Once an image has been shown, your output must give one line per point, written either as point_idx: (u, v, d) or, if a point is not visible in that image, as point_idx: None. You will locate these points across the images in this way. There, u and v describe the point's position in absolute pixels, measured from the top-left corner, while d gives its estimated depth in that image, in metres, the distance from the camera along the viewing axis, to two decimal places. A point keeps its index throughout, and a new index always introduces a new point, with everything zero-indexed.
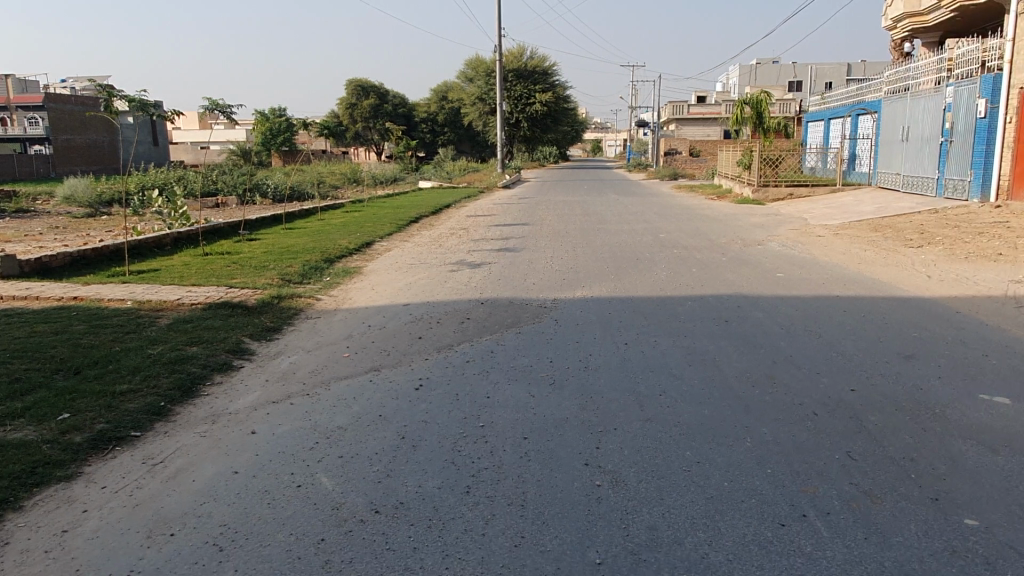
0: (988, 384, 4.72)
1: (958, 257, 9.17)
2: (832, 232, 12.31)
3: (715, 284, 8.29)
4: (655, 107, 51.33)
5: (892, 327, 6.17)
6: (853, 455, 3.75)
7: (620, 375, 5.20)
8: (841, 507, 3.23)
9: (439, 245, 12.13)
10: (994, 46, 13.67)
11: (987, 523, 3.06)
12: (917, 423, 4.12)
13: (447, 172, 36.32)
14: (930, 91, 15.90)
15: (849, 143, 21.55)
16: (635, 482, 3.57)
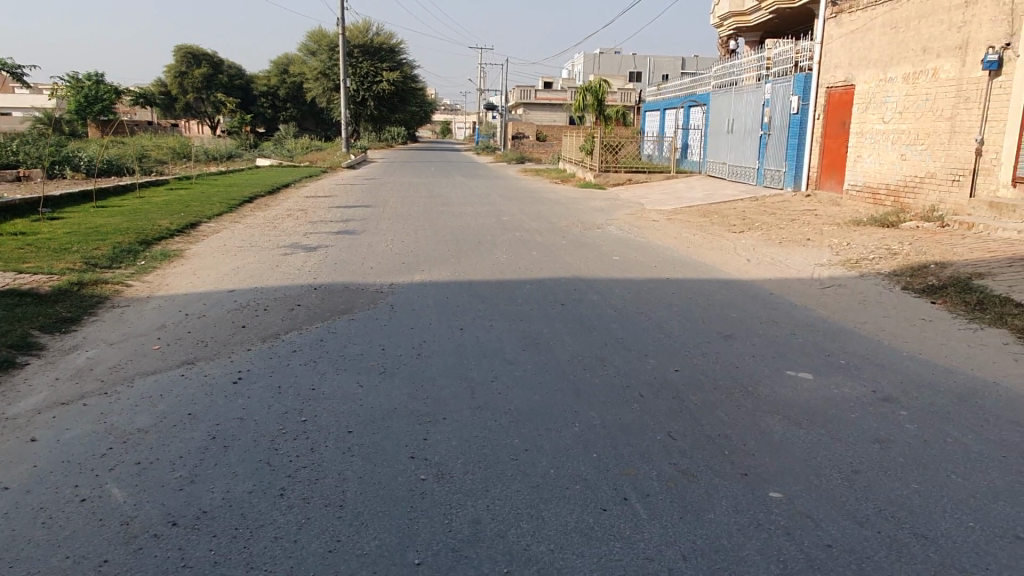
0: (795, 361, 5.05)
1: (773, 242, 9.91)
2: (665, 216, 12.92)
3: (553, 267, 8.39)
4: (503, 91, 51.68)
5: (714, 308, 6.50)
6: (673, 435, 3.86)
7: (453, 362, 5.09)
8: (660, 488, 3.30)
9: (273, 226, 11.45)
10: (805, 48, 14.83)
11: (789, 495, 3.24)
12: (732, 401, 4.33)
13: (288, 149, 34.68)
14: (752, 86, 17.04)
15: (681, 133, 22.76)
16: (461, 474, 3.47)
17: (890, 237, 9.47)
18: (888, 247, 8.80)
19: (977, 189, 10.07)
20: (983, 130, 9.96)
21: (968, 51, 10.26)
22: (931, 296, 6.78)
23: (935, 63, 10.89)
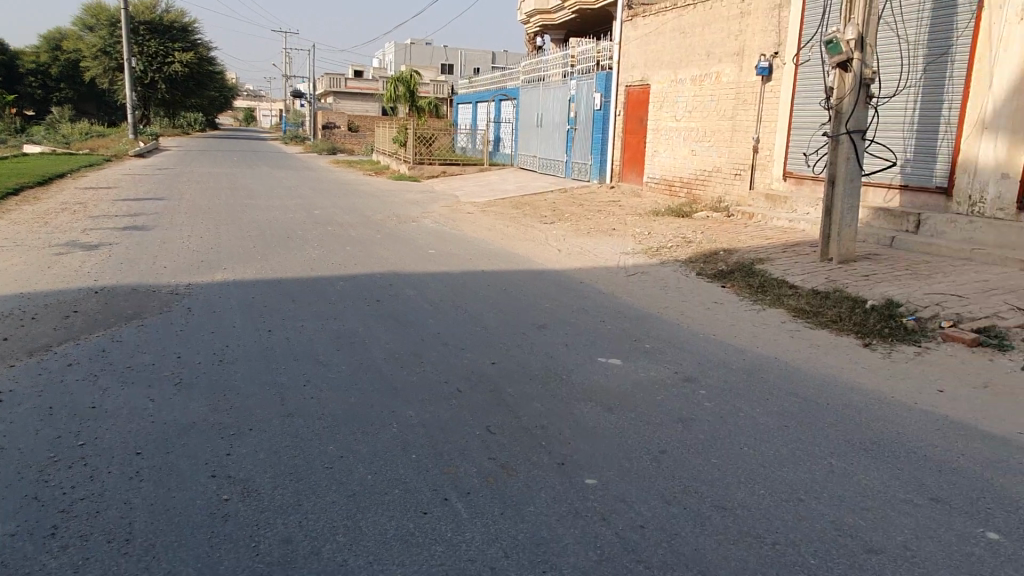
0: (605, 348, 5.27)
1: (582, 232, 10.34)
2: (480, 208, 13.06)
3: (368, 261, 8.14)
4: (311, 79, 49.69)
5: (528, 298, 6.63)
6: (492, 429, 3.85)
7: (259, 367, 4.74)
8: (480, 485, 3.26)
9: (44, 222, 10.09)
10: (605, 47, 15.63)
11: (603, 480, 3.34)
12: (548, 391, 4.41)
13: (63, 136, 30.89)
14: (558, 83, 17.69)
15: (493, 126, 23.16)
16: (269, 490, 3.21)
17: (685, 227, 10.24)
18: (683, 236, 9.50)
19: (755, 182, 11.17)
20: (758, 130, 11.04)
21: (744, 58, 11.32)
22: (721, 281, 7.40)
23: (718, 67, 11.92)
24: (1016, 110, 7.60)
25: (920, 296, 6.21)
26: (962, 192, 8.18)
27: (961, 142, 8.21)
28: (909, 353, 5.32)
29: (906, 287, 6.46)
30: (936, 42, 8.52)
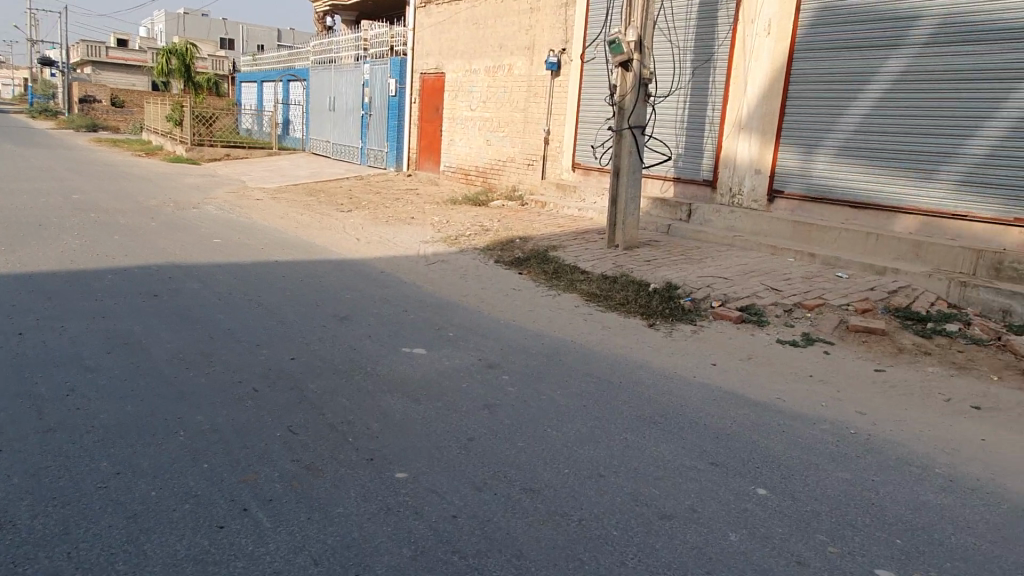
0: (409, 338, 5.20)
1: (380, 220, 10.14)
2: (269, 195, 12.35)
3: (142, 252, 7.34)
4: (63, 46, 43.86)
5: (327, 289, 6.37)
6: (293, 429, 3.63)
7: (9, 376, 4.07)
8: (283, 490, 3.06)
9: None
10: (398, 33, 15.43)
11: (414, 473, 3.28)
12: (352, 384, 4.25)
13: None
14: (350, 66, 17.17)
15: (281, 107, 21.97)
16: (27, 520, 2.76)
17: (482, 215, 10.42)
18: (481, 224, 9.67)
19: (546, 172, 11.65)
20: (548, 123, 11.52)
21: (534, 52, 11.73)
22: (519, 268, 7.62)
23: (510, 60, 12.24)
24: (766, 114, 8.63)
25: (693, 279, 6.85)
26: (724, 185, 9.14)
27: (722, 140, 9.16)
28: (687, 332, 5.85)
29: (681, 272, 7.09)
30: (701, 49, 9.41)
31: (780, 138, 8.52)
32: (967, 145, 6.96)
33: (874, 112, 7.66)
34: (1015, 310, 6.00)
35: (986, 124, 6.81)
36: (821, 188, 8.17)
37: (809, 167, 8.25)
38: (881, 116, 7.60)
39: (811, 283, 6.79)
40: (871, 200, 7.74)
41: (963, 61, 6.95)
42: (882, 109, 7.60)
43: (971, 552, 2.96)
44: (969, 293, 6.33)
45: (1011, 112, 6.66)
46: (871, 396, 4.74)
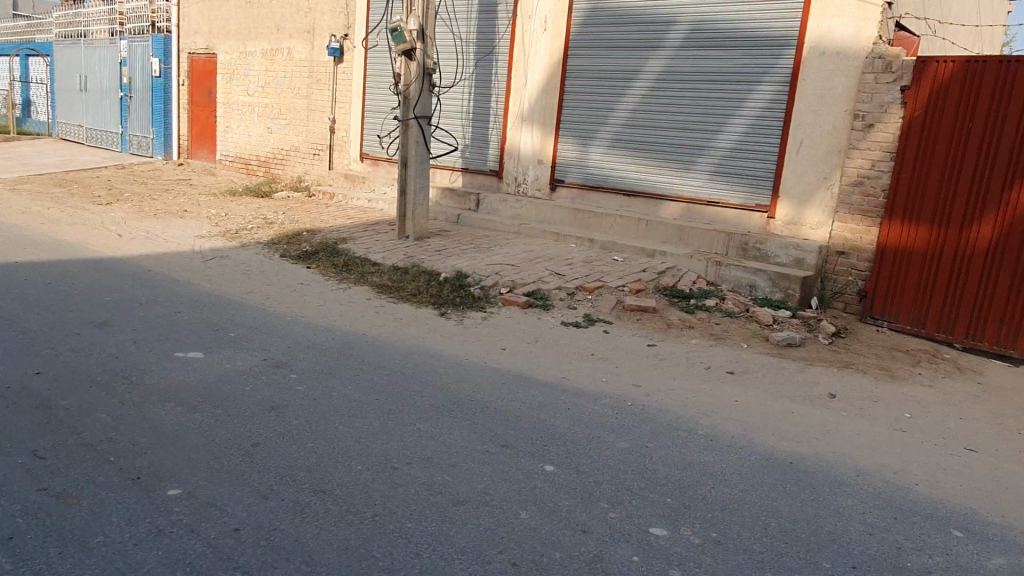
0: (183, 341, 4.77)
1: (147, 214, 9.21)
2: (7, 187, 10.72)
3: None
4: None
5: (82, 292, 5.65)
6: (41, 454, 3.18)
7: None
8: (28, 525, 2.67)
9: None
10: (160, 7, 14.06)
11: (189, 488, 3.01)
12: (114, 397, 3.81)
13: None
14: (104, 42, 15.38)
15: (19, 86, 19.17)
16: None
17: (264, 207, 9.85)
18: (263, 217, 9.14)
19: (333, 162, 11.28)
20: (333, 110, 11.14)
21: (314, 36, 11.25)
22: (305, 262, 7.30)
23: (288, 43, 11.65)
24: (546, 107, 9.03)
25: (482, 267, 7.00)
26: (509, 175, 9.44)
27: (507, 131, 9.44)
28: (478, 319, 5.97)
29: (472, 260, 7.22)
30: (483, 41, 9.60)
31: (559, 130, 8.97)
32: (717, 140, 7.79)
33: (639, 108, 8.31)
34: (759, 284, 6.89)
35: (731, 121, 7.67)
36: (597, 178, 8.72)
37: (586, 158, 8.78)
38: (646, 112, 8.26)
39: (591, 266, 7.24)
40: (640, 189, 8.40)
41: (711, 63, 7.74)
42: (646, 105, 8.25)
43: (727, 502, 3.32)
44: (722, 271, 7.11)
45: (749, 111, 7.55)
46: (644, 369, 5.16)
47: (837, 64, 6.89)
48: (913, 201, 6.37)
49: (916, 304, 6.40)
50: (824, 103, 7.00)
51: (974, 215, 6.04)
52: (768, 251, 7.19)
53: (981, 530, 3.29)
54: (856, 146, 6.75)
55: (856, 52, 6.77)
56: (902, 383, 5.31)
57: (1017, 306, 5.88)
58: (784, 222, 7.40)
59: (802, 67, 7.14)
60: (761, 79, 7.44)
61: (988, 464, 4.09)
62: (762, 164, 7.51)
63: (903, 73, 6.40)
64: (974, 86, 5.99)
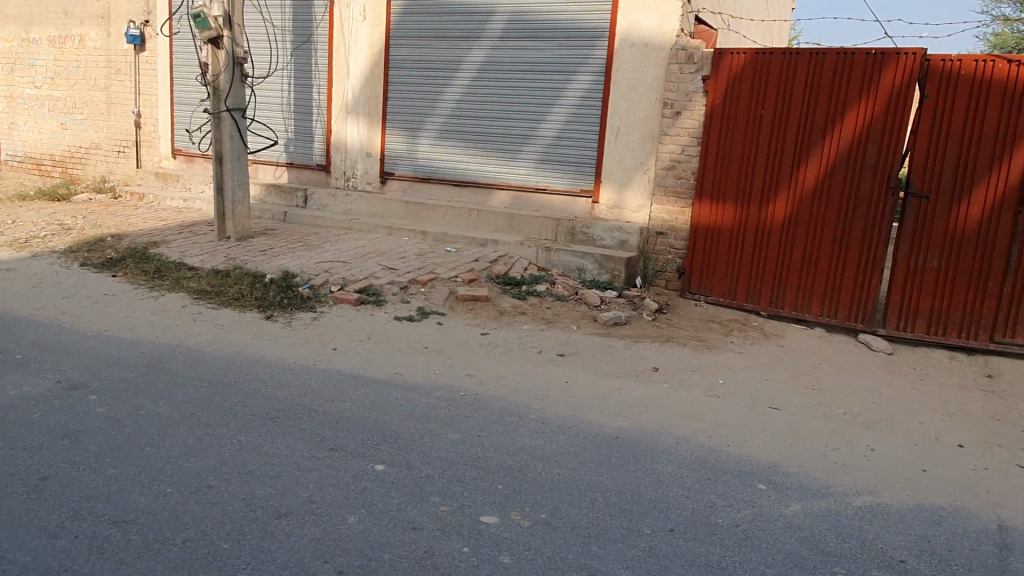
0: None
1: None
2: None
3: None
4: None
5: None
6: None
7: None
8: None
9: None
10: None
11: None
12: None
13: None
14: None
15: None
16: None
17: (62, 212, 8.90)
18: (59, 223, 8.24)
19: (142, 160, 10.40)
20: (137, 104, 10.26)
21: (110, 22, 10.27)
22: (110, 270, 6.67)
23: (79, 29, 10.55)
24: (370, 98, 8.83)
25: (311, 265, 6.73)
26: (337, 169, 9.15)
27: (331, 124, 9.13)
28: (307, 319, 5.73)
29: (299, 259, 6.92)
30: (299, 30, 9.20)
31: (385, 122, 8.81)
32: (541, 129, 7.97)
33: (465, 98, 8.33)
34: (587, 267, 7.15)
35: (553, 110, 7.88)
36: (428, 169, 8.66)
37: (415, 149, 8.69)
38: (471, 102, 8.30)
39: (424, 259, 7.18)
40: (470, 179, 8.43)
41: (531, 54, 7.90)
42: (471, 95, 8.29)
43: (556, 482, 3.41)
44: (552, 257, 7.31)
45: (569, 100, 7.79)
46: (478, 358, 5.19)
47: (646, 55, 7.27)
48: (717, 182, 6.86)
49: (725, 277, 6.91)
50: (637, 92, 7.37)
51: (769, 193, 6.62)
52: (594, 235, 7.48)
53: (781, 481, 3.60)
54: (667, 132, 7.15)
55: (661, 44, 7.16)
56: (716, 352, 5.73)
57: (809, 274, 6.53)
58: (607, 206, 7.71)
59: (614, 58, 7.46)
60: (578, 69, 7.70)
61: (787, 419, 4.49)
62: (584, 152, 7.79)
63: (704, 64, 6.86)
64: (763, 76, 6.55)
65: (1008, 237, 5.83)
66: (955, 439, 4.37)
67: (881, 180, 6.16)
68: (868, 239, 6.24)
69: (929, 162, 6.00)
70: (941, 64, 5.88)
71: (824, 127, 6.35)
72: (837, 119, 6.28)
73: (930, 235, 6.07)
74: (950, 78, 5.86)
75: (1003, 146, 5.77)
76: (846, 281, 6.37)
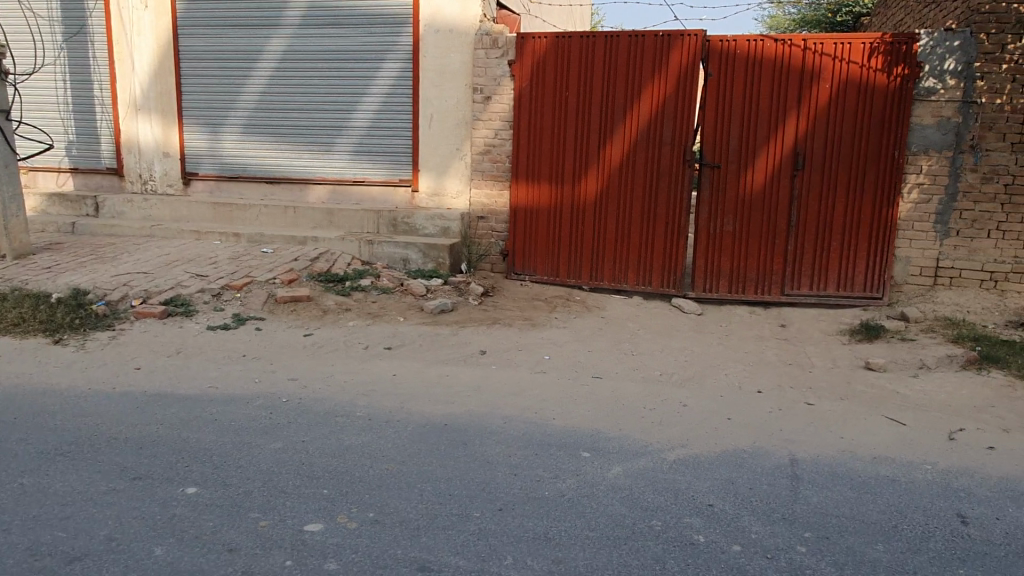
0: None
1: None
2: None
3: None
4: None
5: None
6: None
7: None
8: None
9: None
10: None
11: None
12: None
13: None
14: None
15: None
16: None
17: None
18: None
19: None
20: None
21: None
22: None
23: None
24: (163, 93, 8.18)
25: (106, 280, 6.13)
26: (131, 172, 8.39)
27: (119, 123, 8.34)
28: (104, 340, 5.21)
29: (92, 274, 6.28)
30: (70, 20, 8.29)
31: (183, 118, 8.21)
32: (352, 119, 7.77)
33: (268, 91, 7.93)
34: (411, 257, 7.07)
35: (363, 99, 7.69)
36: (235, 167, 8.18)
37: (219, 147, 8.17)
38: (276, 94, 7.91)
39: (238, 263, 6.77)
40: (283, 175, 8.05)
41: (334, 42, 7.65)
42: (275, 87, 7.90)
43: (385, 478, 3.34)
44: (375, 249, 7.16)
45: (379, 89, 7.63)
46: (301, 361, 4.97)
47: (451, 41, 7.27)
48: (531, 164, 7.02)
49: (547, 256, 7.12)
50: (446, 78, 7.35)
51: (580, 172, 6.88)
52: (416, 224, 7.41)
53: (604, 446, 3.76)
54: (479, 118, 7.21)
55: (465, 30, 7.19)
56: (541, 329, 5.89)
57: (622, 246, 6.88)
58: (427, 194, 7.64)
59: (420, 45, 7.39)
60: (385, 57, 7.55)
61: (608, 386, 4.71)
62: (399, 140, 7.67)
63: (508, 49, 6.98)
64: (564, 58, 6.76)
65: (788, 200, 6.47)
66: (754, 386, 4.79)
67: (679, 154, 6.59)
68: (672, 210, 6.67)
69: (717, 134, 6.50)
70: (719, 44, 6.37)
71: (624, 106, 6.68)
72: (635, 97, 6.63)
73: (724, 202, 6.59)
74: (728, 56, 6.38)
75: (777, 117, 6.38)
76: (656, 250, 6.78)
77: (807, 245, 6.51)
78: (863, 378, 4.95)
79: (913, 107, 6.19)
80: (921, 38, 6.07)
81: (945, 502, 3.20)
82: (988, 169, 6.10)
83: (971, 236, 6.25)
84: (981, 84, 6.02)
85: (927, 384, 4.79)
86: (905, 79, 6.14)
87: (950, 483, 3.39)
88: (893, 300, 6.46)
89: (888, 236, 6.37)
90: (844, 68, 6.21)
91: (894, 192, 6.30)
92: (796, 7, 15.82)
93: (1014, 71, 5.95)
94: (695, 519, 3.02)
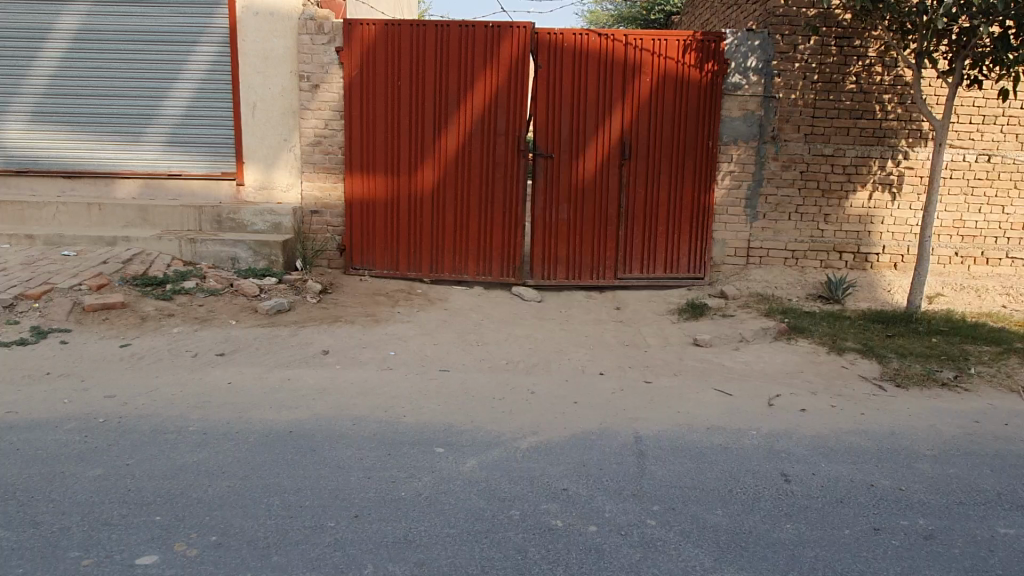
0: None
1: None
2: None
3: None
4: None
5: None
6: None
7: None
8: None
9: None
10: None
11: None
12: None
13: None
14: None
15: None
16: None
17: None
18: None
19: None
20: None
21: None
22: None
23: None
24: None
25: None
26: None
27: None
28: None
29: None
30: None
31: None
32: (164, 106, 7.12)
33: (61, 74, 7.08)
34: (240, 256, 6.64)
35: (175, 85, 7.07)
36: (24, 161, 7.24)
37: (3, 138, 7.21)
38: (70, 78, 7.09)
39: (33, 268, 6.00)
40: (83, 168, 7.24)
41: (138, 21, 6.97)
42: (69, 70, 7.07)
43: (227, 496, 3.10)
44: (198, 248, 6.64)
45: (193, 74, 7.05)
46: (118, 376, 4.50)
47: (272, 25, 6.85)
48: (365, 155, 6.83)
49: (387, 248, 6.97)
50: (268, 64, 6.92)
51: (416, 162, 6.79)
52: (243, 220, 6.95)
53: (457, 440, 3.74)
54: (307, 107, 6.89)
55: (287, 13, 6.81)
56: (384, 325, 5.75)
57: (462, 236, 6.87)
58: (254, 187, 7.17)
59: (238, 28, 6.90)
60: (198, 40, 6.98)
61: (457, 379, 4.69)
62: (219, 130, 7.13)
63: (335, 35, 6.72)
64: (395, 46, 6.63)
65: (616, 187, 6.77)
66: (596, 369, 4.98)
67: (513, 143, 6.69)
68: (509, 198, 6.76)
69: (549, 124, 6.65)
70: (547, 37, 6.52)
71: (457, 95, 6.66)
72: (468, 87, 6.64)
73: (558, 190, 6.77)
74: (556, 49, 6.55)
75: (604, 109, 6.65)
76: (495, 238, 6.84)
77: (636, 229, 6.86)
78: (693, 354, 5.31)
79: (722, 100, 6.70)
80: (727, 37, 6.59)
81: (770, 463, 3.50)
82: (787, 158, 6.74)
83: (775, 218, 6.90)
84: (778, 80, 6.62)
85: (748, 355, 5.23)
86: (714, 74, 6.63)
87: (774, 446, 3.71)
88: (713, 279, 6.99)
89: (706, 219, 6.87)
90: (662, 62, 6.60)
91: (710, 179, 6.80)
92: (615, 3, 16.68)
93: (805, 70, 6.61)
94: (551, 505, 3.08)
